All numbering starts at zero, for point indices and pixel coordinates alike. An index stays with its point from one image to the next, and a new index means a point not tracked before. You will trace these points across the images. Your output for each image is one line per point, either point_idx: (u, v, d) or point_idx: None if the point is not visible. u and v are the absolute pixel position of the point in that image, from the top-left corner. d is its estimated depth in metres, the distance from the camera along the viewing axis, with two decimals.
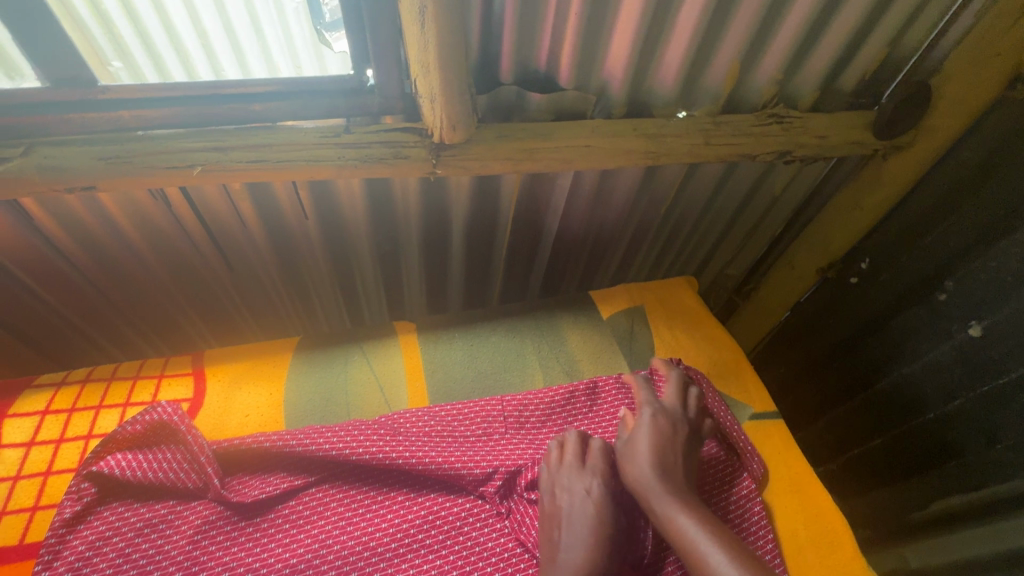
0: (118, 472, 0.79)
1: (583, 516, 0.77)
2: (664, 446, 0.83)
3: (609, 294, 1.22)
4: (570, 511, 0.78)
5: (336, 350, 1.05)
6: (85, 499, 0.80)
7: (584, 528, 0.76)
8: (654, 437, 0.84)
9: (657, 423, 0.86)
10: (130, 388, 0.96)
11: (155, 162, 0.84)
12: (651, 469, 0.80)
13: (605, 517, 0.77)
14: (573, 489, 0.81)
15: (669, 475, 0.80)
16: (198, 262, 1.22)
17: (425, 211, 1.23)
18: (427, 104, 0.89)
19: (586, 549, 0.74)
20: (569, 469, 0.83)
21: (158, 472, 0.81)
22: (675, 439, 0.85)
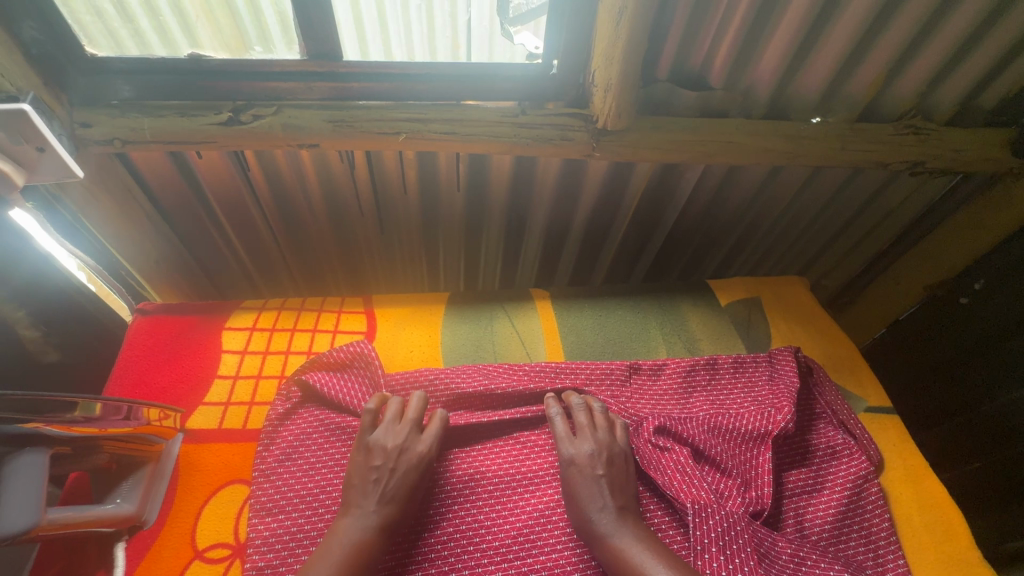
0: (320, 384, 0.96)
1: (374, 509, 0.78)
2: (587, 480, 0.83)
3: (726, 284, 1.30)
4: (361, 500, 0.79)
5: (481, 306, 1.19)
6: (292, 400, 0.96)
7: (370, 515, 0.78)
8: (580, 471, 0.84)
9: (582, 452, 0.86)
10: (316, 318, 1.13)
11: (371, 127, 1.01)
12: (581, 494, 0.82)
13: (387, 512, 0.78)
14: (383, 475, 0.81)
15: (603, 506, 0.80)
16: (357, 221, 1.39)
17: (559, 193, 1.35)
18: (600, 93, 1.01)
19: (362, 536, 0.76)
20: (390, 444, 0.85)
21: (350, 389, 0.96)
22: (600, 471, 0.84)
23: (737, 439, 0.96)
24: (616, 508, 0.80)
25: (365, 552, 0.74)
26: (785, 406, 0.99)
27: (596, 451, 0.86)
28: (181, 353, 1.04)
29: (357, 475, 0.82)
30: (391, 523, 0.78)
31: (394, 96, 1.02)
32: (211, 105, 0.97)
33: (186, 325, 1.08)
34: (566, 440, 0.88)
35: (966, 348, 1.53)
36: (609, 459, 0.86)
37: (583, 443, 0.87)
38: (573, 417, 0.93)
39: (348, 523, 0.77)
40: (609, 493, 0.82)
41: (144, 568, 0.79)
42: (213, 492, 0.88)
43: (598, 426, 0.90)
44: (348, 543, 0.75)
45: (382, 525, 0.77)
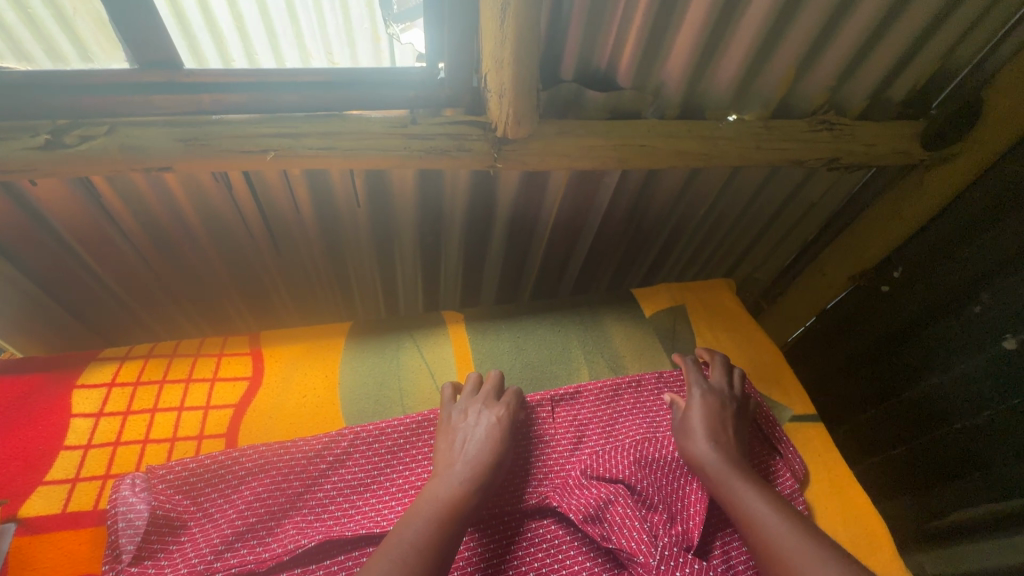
0: (177, 470, 0.83)
1: (454, 484, 0.78)
2: (710, 425, 0.91)
3: (650, 293, 1.24)
4: (448, 470, 0.81)
5: (387, 338, 1.08)
6: (138, 487, 0.81)
7: (457, 474, 0.79)
8: (708, 409, 0.94)
9: (705, 397, 0.97)
10: (191, 365, 0.98)
11: (230, 145, 0.86)
12: (710, 446, 0.88)
13: (476, 467, 0.80)
14: (467, 437, 0.86)
15: (716, 452, 0.87)
16: (248, 246, 1.24)
17: (472, 204, 1.25)
18: (495, 99, 0.90)
19: (454, 490, 0.77)
20: (459, 413, 0.91)
21: (222, 459, 0.85)
22: (723, 414, 0.94)
23: (663, 467, 0.92)
24: (723, 454, 0.87)
25: (459, 504, 0.75)
26: None
27: (715, 397, 0.96)
28: (17, 424, 0.87)
29: (447, 443, 0.86)
30: (483, 481, 0.79)
31: (257, 108, 0.87)
32: (27, 125, 0.81)
33: (26, 387, 0.91)
34: (692, 385, 0.99)
35: (887, 335, 1.55)
36: (725, 403, 0.97)
37: (698, 391, 0.97)
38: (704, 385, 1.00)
39: (419, 513, 0.73)
40: (718, 439, 0.90)
41: None
42: None
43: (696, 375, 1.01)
44: (446, 488, 0.77)
45: (476, 476, 0.79)
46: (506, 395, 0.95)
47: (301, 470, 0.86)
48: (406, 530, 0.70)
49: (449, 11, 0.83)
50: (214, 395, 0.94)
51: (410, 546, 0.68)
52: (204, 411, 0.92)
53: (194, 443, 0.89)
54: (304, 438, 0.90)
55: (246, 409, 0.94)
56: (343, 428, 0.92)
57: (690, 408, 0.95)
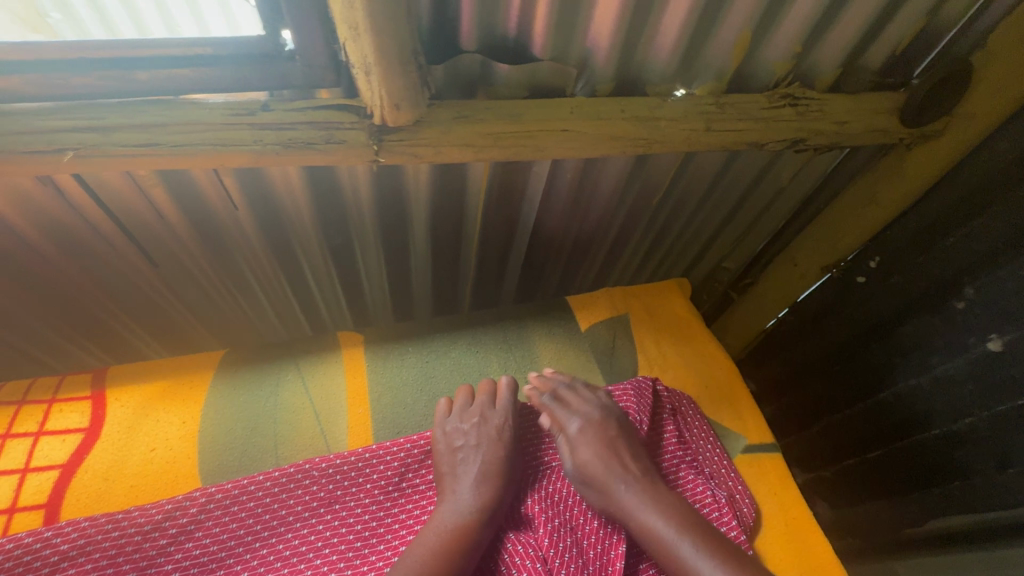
0: None
1: (462, 512, 0.72)
2: (605, 455, 0.78)
3: (589, 301, 1.07)
4: (454, 490, 0.75)
5: (268, 368, 0.90)
6: None
7: (464, 500, 0.73)
8: (620, 424, 0.83)
9: (579, 432, 0.81)
10: (13, 415, 0.81)
11: (13, 144, 0.67)
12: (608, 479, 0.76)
13: (482, 492, 0.74)
14: (468, 454, 0.78)
15: (628, 479, 0.76)
16: (114, 257, 1.04)
17: (378, 202, 1.06)
18: (361, 76, 0.71)
19: (459, 520, 0.71)
20: (453, 429, 0.82)
21: (29, 542, 0.68)
22: (611, 438, 0.80)
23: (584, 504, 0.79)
24: (639, 476, 0.77)
25: (463, 538, 0.70)
26: None
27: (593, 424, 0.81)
28: None
29: (451, 458, 0.79)
30: (488, 507, 0.73)
31: (46, 95, 0.67)
32: None
33: None
34: (563, 421, 0.83)
35: (861, 332, 1.40)
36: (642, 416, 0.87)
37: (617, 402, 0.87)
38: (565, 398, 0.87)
39: (420, 543, 0.69)
40: (631, 461, 0.78)
41: None
42: None
43: (587, 396, 0.86)
44: (451, 518, 0.72)
45: (480, 505, 0.73)
46: (503, 394, 0.86)
47: (135, 547, 0.70)
48: (410, 562, 0.67)
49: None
50: (37, 453, 0.77)
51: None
52: (21, 475, 0.75)
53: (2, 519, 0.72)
54: (142, 506, 0.73)
55: (77, 469, 0.76)
56: (195, 489, 0.75)
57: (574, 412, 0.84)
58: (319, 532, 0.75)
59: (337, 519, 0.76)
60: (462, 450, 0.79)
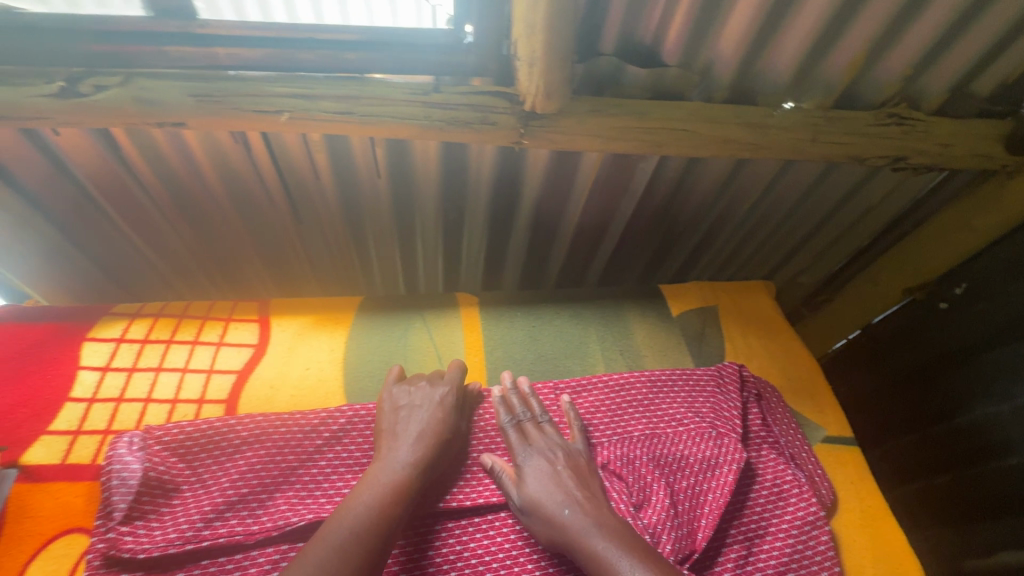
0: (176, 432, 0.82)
1: (400, 465, 0.75)
2: (553, 486, 0.75)
3: (681, 290, 1.16)
4: (392, 448, 0.78)
5: (398, 314, 1.04)
6: (136, 446, 0.80)
7: (403, 454, 0.77)
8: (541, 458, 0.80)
9: (534, 464, 0.79)
10: (199, 326, 0.97)
11: (244, 103, 0.82)
12: (549, 507, 0.74)
13: (420, 449, 0.78)
14: (410, 413, 0.83)
15: (572, 504, 0.74)
16: (267, 208, 1.21)
17: (497, 181, 1.18)
18: (524, 69, 0.83)
19: (398, 474, 0.74)
20: (399, 391, 0.87)
21: (221, 426, 0.84)
22: (559, 470, 0.78)
23: (672, 467, 0.88)
24: (586, 499, 0.75)
25: (403, 488, 0.72)
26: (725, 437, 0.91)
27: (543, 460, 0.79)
28: (29, 369, 0.88)
29: (389, 419, 0.84)
30: (425, 461, 0.77)
31: (270, 65, 0.82)
32: (42, 71, 0.78)
33: (45, 333, 0.93)
34: (521, 452, 0.81)
35: (939, 355, 1.43)
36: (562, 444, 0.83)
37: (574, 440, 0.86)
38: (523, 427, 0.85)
39: (366, 492, 0.71)
40: (575, 487, 0.76)
41: None
42: (44, 546, 0.74)
43: (550, 430, 0.85)
44: (387, 473, 0.74)
45: (417, 459, 0.77)
46: (451, 371, 0.91)
47: (297, 442, 0.84)
48: (354, 514, 0.68)
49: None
50: (219, 358, 0.93)
51: (358, 533, 0.66)
52: (207, 374, 0.91)
53: (194, 406, 0.88)
54: (304, 412, 0.88)
55: (249, 376, 0.92)
56: (344, 405, 0.90)
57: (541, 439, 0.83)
58: None
59: None
60: (388, 423, 0.83)
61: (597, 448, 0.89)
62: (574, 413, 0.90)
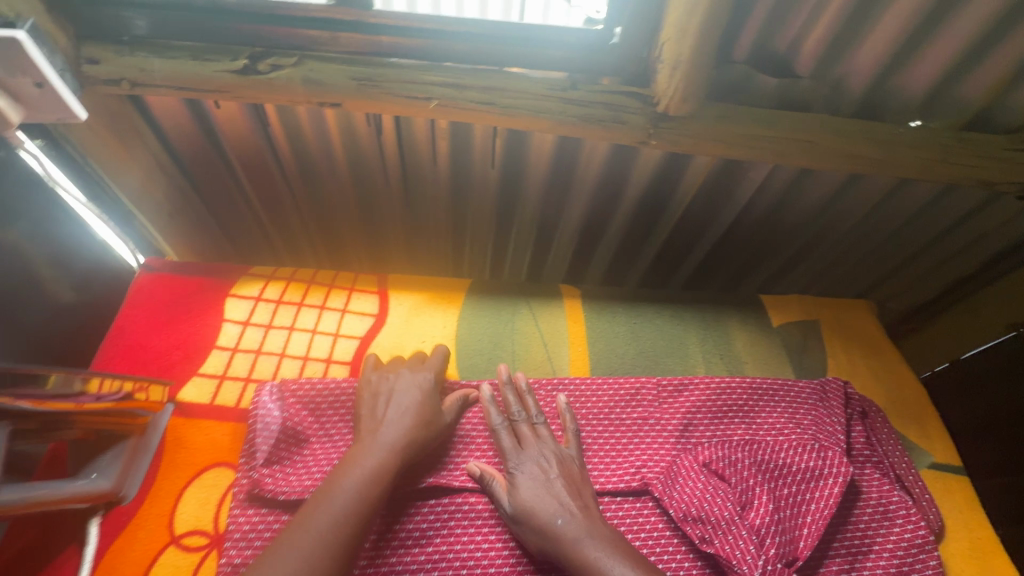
0: (309, 387, 0.89)
1: (385, 451, 0.76)
2: (543, 493, 0.74)
3: (782, 301, 1.16)
4: (374, 433, 0.78)
5: (505, 299, 1.08)
6: (276, 396, 0.88)
7: (385, 442, 0.77)
8: (535, 462, 0.78)
9: (528, 470, 0.78)
10: (325, 292, 1.05)
11: (399, 89, 0.88)
12: (541, 513, 0.73)
13: (408, 439, 0.78)
14: (391, 399, 0.84)
15: (565, 513, 0.73)
16: (381, 189, 1.29)
17: (603, 179, 1.21)
18: (666, 71, 0.86)
19: (382, 461, 0.74)
20: (383, 376, 0.88)
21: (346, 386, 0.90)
22: (551, 476, 0.77)
23: (772, 472, 0.88)
24: (579, 509, 0.74)
25: (383, 476, 0.73)
26: (828, 450, 0.91)
27: (535, 465, 0.78)
28: (180, 316, 0.97)
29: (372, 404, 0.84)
30: (409, 451, 0.78)
31: (425, 55, 0.88)
32: (228, 49, 0.86)
33: (194, 286, 1.02)
34: (511, 457, 0.79)
35: None
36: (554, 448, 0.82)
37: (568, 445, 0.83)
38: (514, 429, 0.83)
39: (347, 481, 0.71)
40: (569, 497, 0.75)
41: (116, 547, 0.75)
42: (196, 475, 0.82)
43: (543, 433, 0.83)
44: (375, 461, 0.74)
45: (399, 447, 0.77)
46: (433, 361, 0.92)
47: None
48: (334, 506, 0.68)
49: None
50: (343, 324, 1.00)
51: (336, 525, 0.66)
52: (334, 337, 0.98)
53: (324, 365, 0.95)
54: None
55: (370, 342, 0.99)
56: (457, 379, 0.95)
57: (535, 441, 0.81)
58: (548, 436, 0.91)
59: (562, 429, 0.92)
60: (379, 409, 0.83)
61: (698, 447, 0.91)
62: (572, 414, 0.86)
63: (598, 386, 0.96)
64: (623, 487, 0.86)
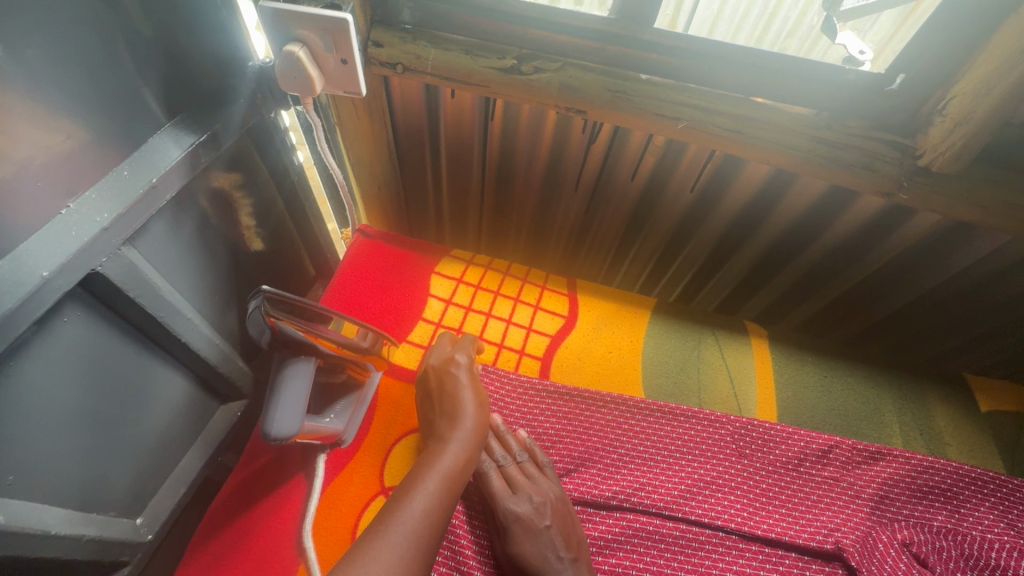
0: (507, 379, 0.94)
1: (450, 450, 0.72)
2: (538, 542, 0.72)
3: (990, 386, 1.08)
4: (442, 431, 0.76)
5: (691, 326, 1.08)
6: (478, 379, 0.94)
7: (454, 442, 0.74)
8: (525, 509, 0.75)
9: (521, 513, 0.75)
10: (519, 287, 1.09)
11: (651, 107, 0.92)
12: (534, 562, 0.71)
13: (470, 436, 0.75)
14: (447, 391, 0.82)
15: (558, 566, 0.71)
16: (567, 195, 1.30)
17: (804, 223, 1.16)
18: (945, 126, 0.83)
19: (453, 459, 0.71)
20: (440, 364, 0.87)
21: (540, 385, 0.94)
22: (546, 521, 0.75)
23: (984, 572, 0.80)
24: (572, 561, 0.72)
25: (454, 479, 0.69)
26: None
27: (528, 509, 0.75)
28: (394, 285, 1.06)
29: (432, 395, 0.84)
30: (473, 451, 0.74)
31: (680, 76, 0.91)
32: (496, 49, 0.93)
33: (403, 259, 1.10)
34: (504, 502, 0.76)
35: None
36: (546, 490, 0.79)
37: (551, 484, 0.80)
38: (505, 470, 0.81)
39: (425, 486, 0.66)
40: (562, 544, 0.73)
41: (336, 484, 0.82)
42: (404, 434, 0.89)
43: (532, 474, 0.81)
44: (447, 462, 0.70)
45: (466, 449, 0.73)
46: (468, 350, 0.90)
47: (603, 420, 0.92)
48: (417, 504, 0.63)
49: (943, 11, 0.75)
50: (536, 320, 1.04)
51: (419, 532, 0.60)
52: (527, 331, 1.03)
53: (516, 357, 1.00)
54: (610, 395, 0.95)
55: (560, 344, 1.02)
56: (644, 398, 0.95)
57: (526, 484, 0.79)
58: (733, 474, 0.89)
59: (749, 470, 0.90)
60: (436, 421, 0.80)
61: (897, 524, 0.85)
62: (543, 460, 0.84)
63: (788, 435, 0.93)
64: (812, 548, 0.82)
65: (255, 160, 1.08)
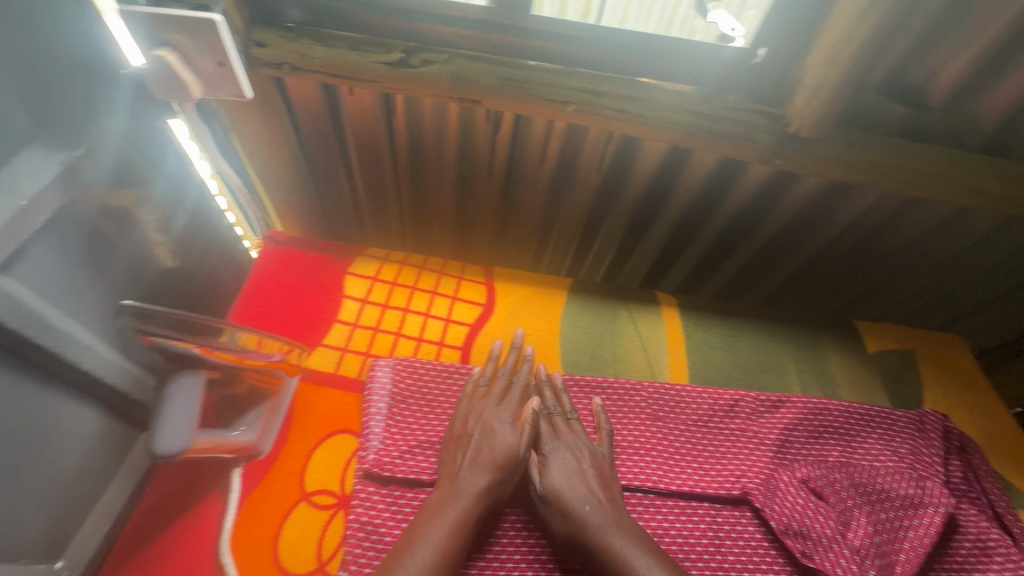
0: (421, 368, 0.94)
1: (473, 476, 0.77)
2: (575, 480, 0.79)
3: (876, 329, 1.19)
4: (460, 459, 0.79)
5: (605, 302, 1.12)
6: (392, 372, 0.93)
7: (479, 475, 0.77)
8: (570, 453, 0.82)
9: (562, 456, 0.82)
10: (435, 280, 1.09)
11: (541, 92, 0.94)
12: (570, 501, 0.77)
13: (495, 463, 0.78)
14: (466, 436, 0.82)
15: (591, 501, 0.76)
16: (481, 185, 1.31)
17: (704, 195, 1.23)
18: (806, 94, 0.89)
19: (480, 488, 0.75)
20: (466, 415, 0.85)
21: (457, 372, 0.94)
22: (584, 467, 0.81)
23: (871, 496, 0.88)
24: (605, 501, 0.77)
25: (472, 512, 0.73)
26: (929, 478, 0.90)
27: (568, 454, 0.82)
28: (306, 290, 1.04)
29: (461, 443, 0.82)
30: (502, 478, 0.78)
31: (566, 61, 0.94)
32: (382, 42, 0.92)
33: (314, 263, 1.08)
34: (547, 441, 0.84)
35: None
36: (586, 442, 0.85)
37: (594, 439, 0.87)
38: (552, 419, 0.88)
39: (440, 519, 0.72)
40: (599, 487, 0.79)
41: (254, 497, 0.81)
42: (324, 438, 0.88)
43: (577, 427, 0.87)
44: (471, 492, 0.75)
45: (495, 476, 0.77)
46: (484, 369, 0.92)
47: None
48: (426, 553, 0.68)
49: None
50: (453, 311, 1.05)
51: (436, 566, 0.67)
52: (445, 322, 1.04)
53: (435, 349, 1.00)
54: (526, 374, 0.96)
55: (479, 331, 1.04)
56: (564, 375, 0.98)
57: (569, 433, 0.85)
58: (649, 438, 0.94)
59: (663, 432, 0.95)
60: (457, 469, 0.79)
61: (796, 464, 0.93)
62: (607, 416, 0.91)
63: (697, 395, 0.98)
64: (722, 497, 0.88)
65: (146, 174, 0.99)
